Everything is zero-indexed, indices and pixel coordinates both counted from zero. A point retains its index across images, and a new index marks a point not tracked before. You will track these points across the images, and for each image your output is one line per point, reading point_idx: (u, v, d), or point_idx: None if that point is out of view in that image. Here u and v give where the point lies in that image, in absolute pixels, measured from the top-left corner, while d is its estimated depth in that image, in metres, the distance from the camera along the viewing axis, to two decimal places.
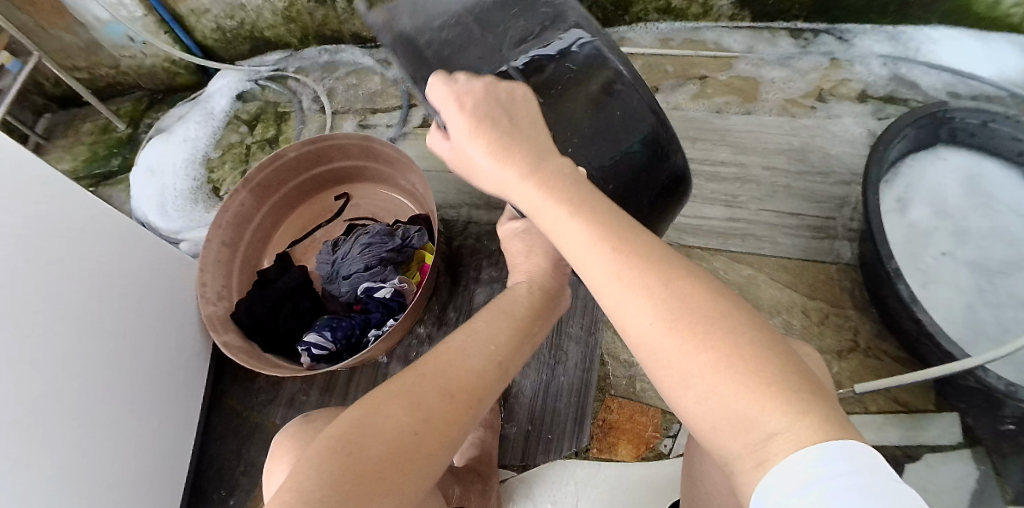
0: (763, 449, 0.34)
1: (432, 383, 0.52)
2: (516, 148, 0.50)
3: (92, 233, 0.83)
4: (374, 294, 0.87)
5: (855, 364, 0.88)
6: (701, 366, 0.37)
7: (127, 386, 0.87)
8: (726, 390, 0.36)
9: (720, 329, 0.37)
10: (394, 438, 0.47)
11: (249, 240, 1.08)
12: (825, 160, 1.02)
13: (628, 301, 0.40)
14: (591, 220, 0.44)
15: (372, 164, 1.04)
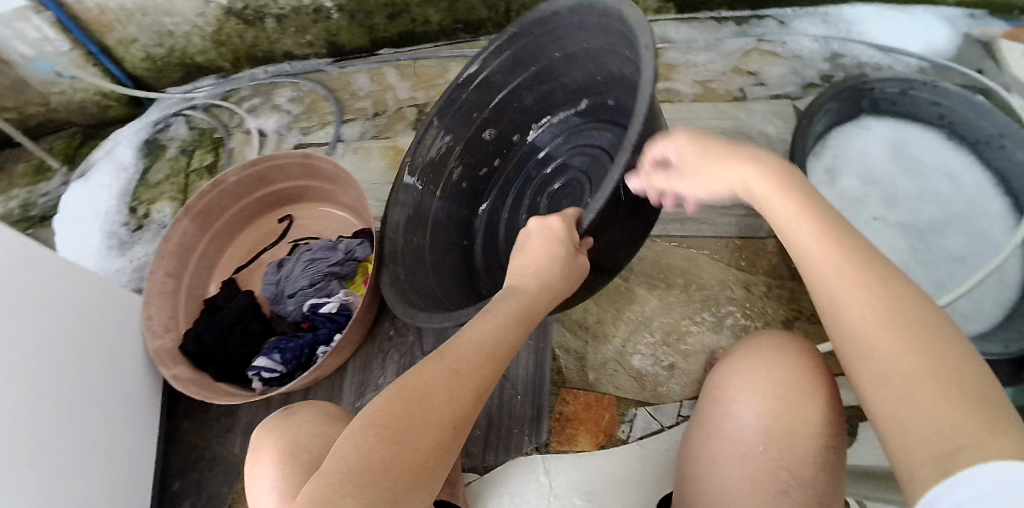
0: (956, 456, 0.33)
1: (459, 381, 0.50)
2: (770, 163, 0.52)
3: (29, 272, 0.81)
4: (320, 310, 0.87)
5: None
6: (917, 375, 0.37)
7: (77, 428, 0.84)
8: (903, 407, 0.37)
9: (932, 336, 0.38)
10: (403, 450, 0.45)
11: (194, 269, 1.05)
12: (755, 140, 1.06)
13: (852, 298, 0.42)
14: (818, 223, 0.46)
15: (313, 183, 1.03)
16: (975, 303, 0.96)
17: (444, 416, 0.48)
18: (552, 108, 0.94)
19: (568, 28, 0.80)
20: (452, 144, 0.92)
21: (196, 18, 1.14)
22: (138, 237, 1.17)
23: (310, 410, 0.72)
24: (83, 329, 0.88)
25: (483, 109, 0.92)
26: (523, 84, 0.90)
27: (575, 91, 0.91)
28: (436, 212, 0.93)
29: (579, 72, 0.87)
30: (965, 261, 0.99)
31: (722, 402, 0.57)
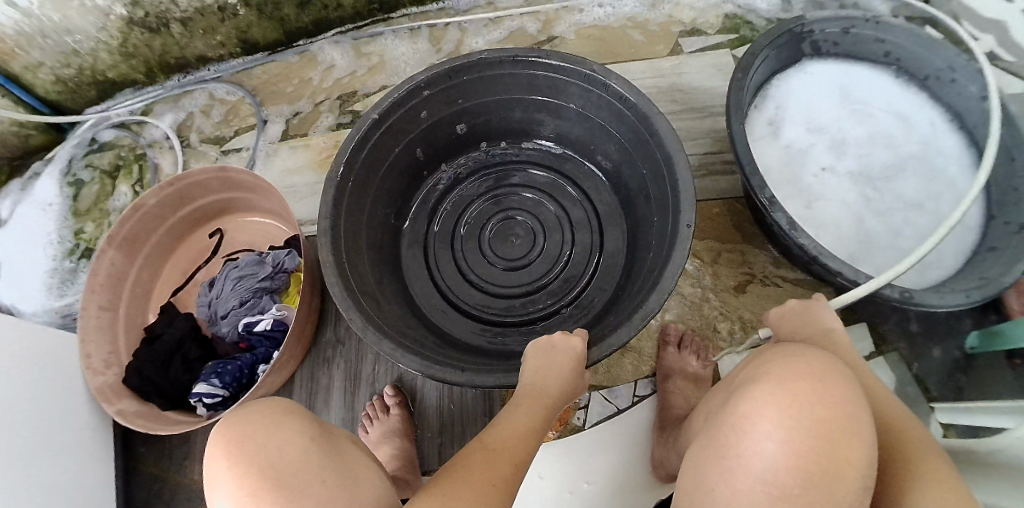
0: None
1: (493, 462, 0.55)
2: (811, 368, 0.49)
3: None
4: (254, 329, 0.83)
5: (755, 294, 0.91)
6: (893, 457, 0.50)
7: (27, 484, 0.79)
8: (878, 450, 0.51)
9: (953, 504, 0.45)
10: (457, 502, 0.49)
11: (129, 298, 1.01)
12: (694, 97, 1.03)
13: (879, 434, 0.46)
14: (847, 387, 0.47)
15: (237, 193, 1.00)
16: (932, 246, 0.95)
17: (507, 469, 0.54)
18: (540, 126, 0.94)
19: (581, 87, 0.81)
20: (409, 141, 0.86)
21: (98, 31, 1.05)
22: (78, 272, 1.11)
23: (270, 403, 0.60)
24: (20, 381, 0.82)
25: (452, 105, 0.87)
26: (505, 98, 0.88)
27: (564, 137, 0.94)
28: (386, 208, 0.89)
29: (574, 103, 0.85)
30: (921, 203, 0.98)
31: (741, 432, 0.47)
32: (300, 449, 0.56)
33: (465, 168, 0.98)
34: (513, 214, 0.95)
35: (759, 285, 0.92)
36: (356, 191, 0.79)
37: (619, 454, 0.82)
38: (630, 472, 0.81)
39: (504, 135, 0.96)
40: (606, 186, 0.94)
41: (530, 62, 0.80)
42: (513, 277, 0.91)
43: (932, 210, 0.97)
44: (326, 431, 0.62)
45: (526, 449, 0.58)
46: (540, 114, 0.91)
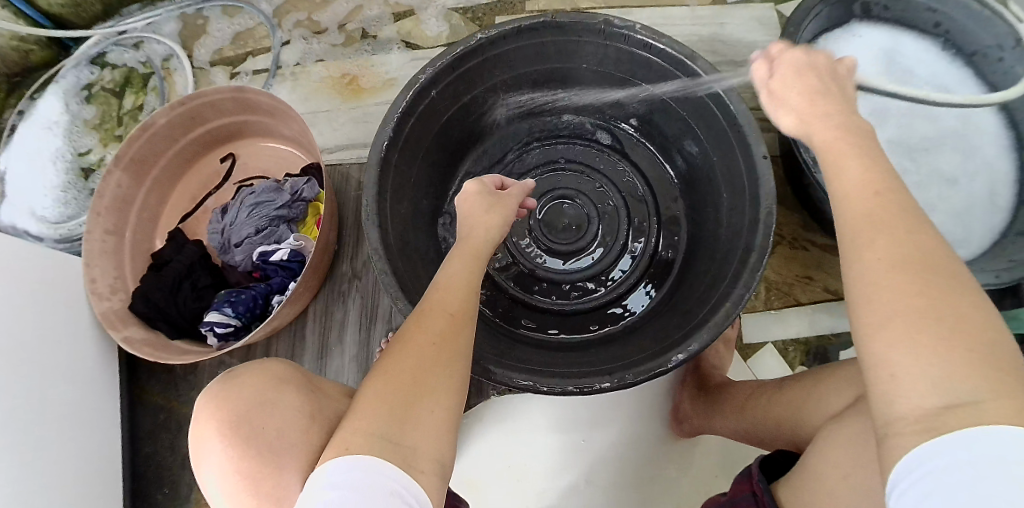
0: (940, 420, 0.35)
1: (426, 341, 0.51)
2: (888, 225, 0.41)
3: None
4: (270, 258, 0.81)
5: (782, 257, 0.89)
6: (902, 290, 0.38)
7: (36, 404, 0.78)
8: (886, 293, 0.38)
9: (959, 314, 0.37)
10: (399, 383, 0.48)
11: (136, 222, 0.97)
12: (735, 49, 0.98)
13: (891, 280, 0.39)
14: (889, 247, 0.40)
15: (252, 116, 0.95)
16: (964, 225, 0.89)
17: (442, 323, 0.53)
18: (555, 99, 0.87)
19: (595, 44, 0.75)
20: (440, 131, 0.79)
21: None
22: (83, 194, 1.08)
23: (259, 367, 0.59)
24: (26, 302, 0.79)
25: (461, 97, 0.78)
26: (520, 74, 0.80)
27: (580, 104, 0.88)
28: (429, 194, 0.82)
29: (584, 63, 0.79)
30: (956, 181, 0.92)
31: None
32: (302, 426, 0.54)
33: (492, 153, 0.91)
34: (572, 197, 0.89)
35: (787, 248, 0.89)
36: (394, 193, 0.72)
37: (632, 410, 0.83)
38: (641, 428, 0.82)
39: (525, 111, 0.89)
40: (664, 166, 0.89)
41: (538, 32, 0.73)
42: (574, 262, 0.88)
43: (965, 187, 0.92)
44: (318, 388, 0.61)
45: (456, 304, 0.55)
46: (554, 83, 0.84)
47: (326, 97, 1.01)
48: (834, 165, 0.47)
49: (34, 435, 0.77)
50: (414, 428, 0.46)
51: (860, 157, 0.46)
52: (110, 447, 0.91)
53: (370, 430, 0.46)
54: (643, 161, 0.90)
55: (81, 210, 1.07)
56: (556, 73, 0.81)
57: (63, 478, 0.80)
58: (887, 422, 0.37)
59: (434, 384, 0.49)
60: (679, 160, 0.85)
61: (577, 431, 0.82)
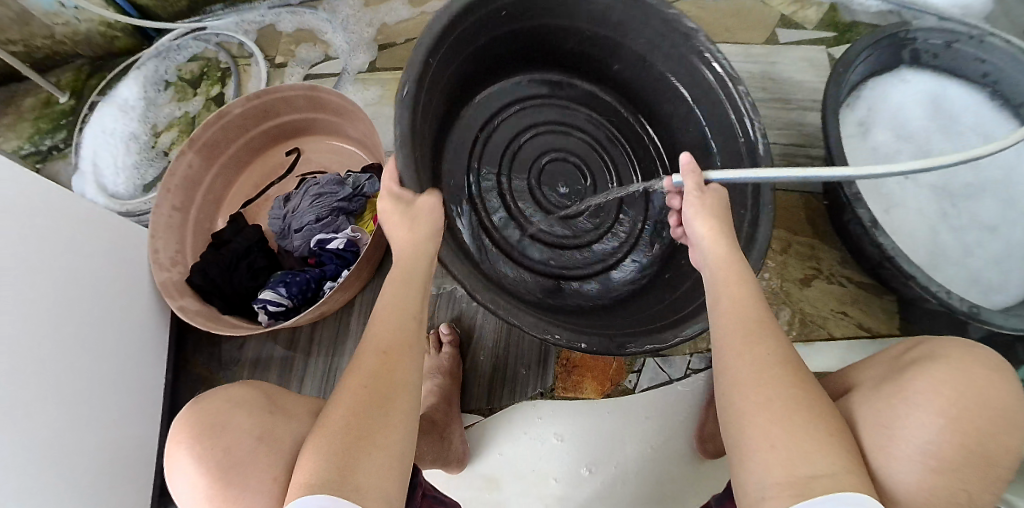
0: (805, 484, 0.43)
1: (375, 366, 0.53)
2: (765, 341, 0.53)
3: (50, 207, 0.80)
4: (327, 246, 0.87)
5: (818, 289, 0.90)
6: (757, 389, 0.49)
7: (99, 359, 0.84)
8: (747, 401, 0.49)
9: (796, 408, 0.47)
10: (366, 396, 0.51)
11: (201, 202, 1.04)
12: (784, 88, 1.01)
13: (749, 379, 0.50)
14: (755, 359, 0.51)
15: (322, 114, 1.03)
16: (999, 272, 0.89)
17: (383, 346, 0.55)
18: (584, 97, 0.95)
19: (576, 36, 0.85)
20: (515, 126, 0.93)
21: None
22: (150, 171, 1.15)
23: (228, 391, 0.58)
24: (97, 265, 0.86)
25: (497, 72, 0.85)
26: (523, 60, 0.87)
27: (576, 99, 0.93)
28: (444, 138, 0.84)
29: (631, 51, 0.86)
30: (997, 228, 0.92)
31: (891, 412, 0.50)
32: (252, 448, 0.54)
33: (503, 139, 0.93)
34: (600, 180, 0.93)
35: (824, 281, 0.91)
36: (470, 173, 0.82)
37: (661, 423, 0.84)
38: (668, 442, 0.83)
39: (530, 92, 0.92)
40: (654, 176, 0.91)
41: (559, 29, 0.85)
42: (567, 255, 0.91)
43: (1005, 234, 0.91)
44: (279, 411, 0.59)
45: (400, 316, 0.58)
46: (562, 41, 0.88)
47: (392, 101, 1.07)
48: (718, 295, 0.59)
49: (82, 387, 0.81)
50: (364, 465, 0.47)
51: (745, 284, 0.58)
52: (153, 413, 0.94)
53: (319, 462, 0.47)
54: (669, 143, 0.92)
55: (146, 187, 1.13)
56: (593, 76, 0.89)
57: (104, 434, 0.83)
58: (762, 494, 0.45)
59: (398, 409, 0.52)
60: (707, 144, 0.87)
61: (598, 435, 0.84)
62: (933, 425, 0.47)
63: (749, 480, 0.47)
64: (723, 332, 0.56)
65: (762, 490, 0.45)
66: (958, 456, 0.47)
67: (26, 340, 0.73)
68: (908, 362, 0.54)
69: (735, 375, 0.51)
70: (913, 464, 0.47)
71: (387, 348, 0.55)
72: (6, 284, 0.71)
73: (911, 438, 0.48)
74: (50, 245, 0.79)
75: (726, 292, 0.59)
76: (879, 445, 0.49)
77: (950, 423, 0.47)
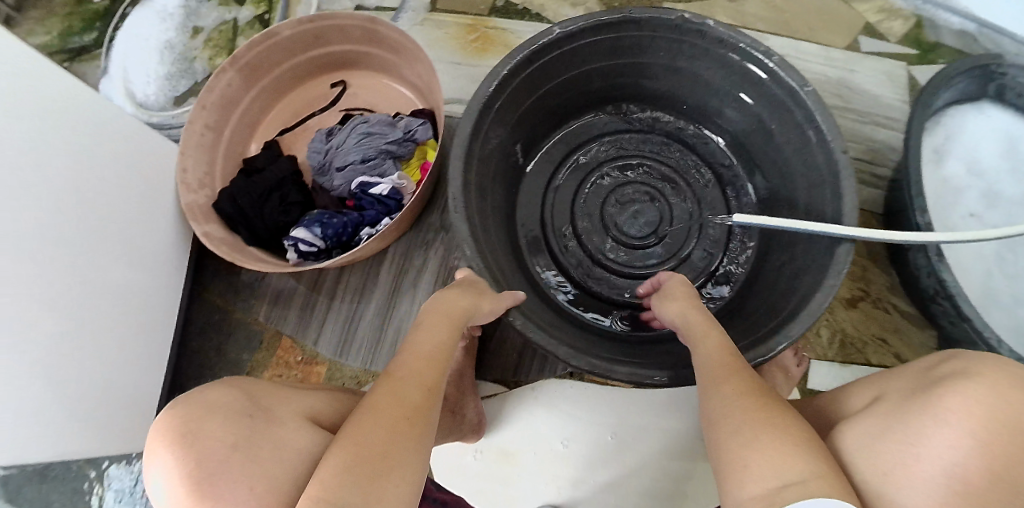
0: (776, 494, 0.43)
1: (398, 413, 0.51)
2: (733, 376, 0.55)
3: (78, 116, 0.75)
4: (369, 191, 0.85)
5: (862, 313, 0.86)
6: (737, 412, 0.51)
7: (110, 282, 0.81)
8: (727, 428, 0.50)
9: (772, 427, 0.48)
10: (382, 442, 0.48)
11: (237, 124, 0.99)
12: (858, 99, 0.97)
13: (726, 406, 0.52)
14: (735, 387, 0.54)
15: (374, 49, 0.97)
16: None
17: (415, 395, 0.54)
18: (646, 81, 0.91)
19: (669, 40, 0.82)
20: (503, 105, 0.80)
21: None
22: (183, 84, 1.09)
23: (203, 397, 0.54)
24: (121, 181, 0.82)
25: (540, 86, 0.85)
26: (619, 61, 0.87)
27: (705, 81, 0.86)
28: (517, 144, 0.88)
29: (662, 60, 0.86)
30: None
31: (918, 425, 0.45)
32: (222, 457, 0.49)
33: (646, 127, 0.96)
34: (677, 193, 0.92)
35: (869, 305, 0.87)
36: (478, 187, 0.77)
37: (683, 423, 0.82)
38: (689, 441, 0.81)
39: (633, 100, 0.94)
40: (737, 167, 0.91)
41: (614, 25, 0.80)
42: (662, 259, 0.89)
43: None
44: (260, 414, 0.54)
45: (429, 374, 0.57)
46: (549, 32, 0.78)
47: (451, 48, 1.02)
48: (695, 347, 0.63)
49: (86, 301, 0.77)
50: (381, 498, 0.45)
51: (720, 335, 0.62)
52: (164, 338, 0.92)
53: (330, 487, 0.44)
54: (792, 163, 0.81)
55: (177, 100, 1.08)
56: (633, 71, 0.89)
57: (105, 355, 0.80)
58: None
59: (403, 457, 0.48)
60: (830, 173, 0.73)
61: (615, 422, 0.83)
62: (962, 445, 0.43)
63: (735, 490, 0.46)
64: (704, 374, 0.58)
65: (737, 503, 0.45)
66: (985, 482, 0.42)
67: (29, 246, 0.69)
68: (937, 376, 0.49)
69: (716, 407, 0.53)
70: (930, 478, 0.43)
71: (411, 405, 0.52)
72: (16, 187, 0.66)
73: (934, 458, 0.43)
74: (75, 157, 0.74)
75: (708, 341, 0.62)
76: (904, 462, 0.44)
77: (982, 448, 0.43)
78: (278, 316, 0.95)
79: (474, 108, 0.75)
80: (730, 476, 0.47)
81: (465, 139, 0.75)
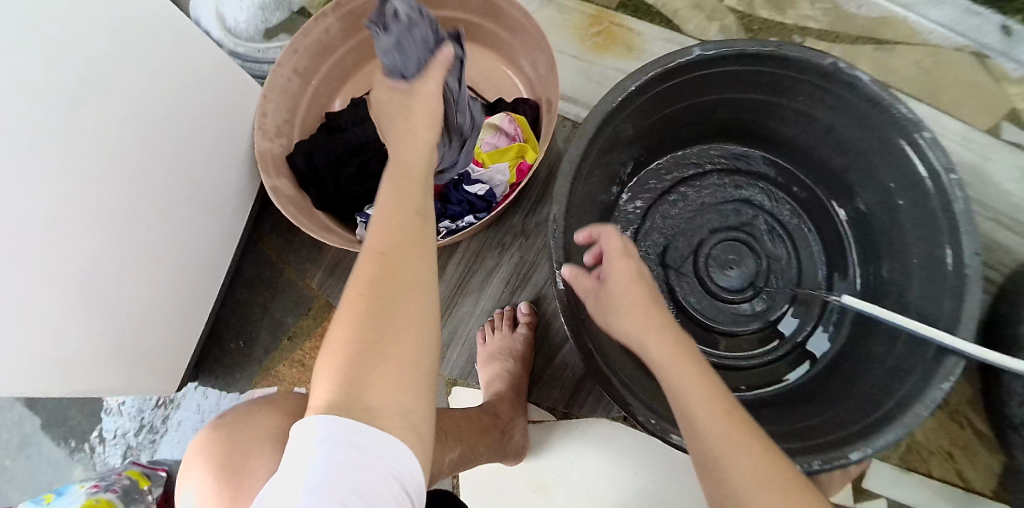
0: None
1: (367, 292, 0.40)
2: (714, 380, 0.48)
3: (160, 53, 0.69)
4: (463, 187, 0.80)
5: (936, 421, 0.83)
6: (736, 449, 0.43)
7: (168, 229, 0.76)
8: (733, 465, 0.43)
9: (757, 468, 0.42)
10: (359, 331, 0.39)
11: (326, 75, 0.93)
12: (988, 190, 0.89)
13: (708, 425, 0.45)
14: (722, 399, 0.46)
15: (490, 25, 0.90)
16: None
17: (375, 266, 0.41)
18: (773, 125, 0.84)
19: (813, 86, 0.74)
20: (620, 125, 0.73)
21: None
22: (275, 15, 0.99)
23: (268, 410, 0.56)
24: (195, 124, 0.76)
25: (657, 112, 0.78)
26: (751, 96, 0.79)
27: (835, 135, 0.79)
28: (622, 167, 0.82)
29: (796, 105, 0.78)
30: None
31: None
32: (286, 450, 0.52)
33: (758, 172, 0.90)
34: (773, 248, 0.87)
35: (944, 415, 0.83)
36: (575, 211, 0.71)
37: None
38: None
39: (755, 140, 0.88)
40: (847, 231, 0.84)
41: (758, 58, 0.72)
42: (744, 316, 0.85)
43: None
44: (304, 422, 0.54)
45: (407, 233, 0.43)
46: (686, 54, 0.70)
47: (568, 38, 0.95)
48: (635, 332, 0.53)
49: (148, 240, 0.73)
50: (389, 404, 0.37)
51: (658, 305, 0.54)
52: (213, 284, 0.89)
53: (325, 399, 0.38)
54: (912, 248, 0.74)
55: (268, 30, 0.99)
56: (758, 112, 0.82)
57: (153, 300, 0.77)
58: None
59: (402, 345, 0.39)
60: (957, 269, 0.66)
61: (647, 470, 0.79)
62: None
63: None
64: (662, 364, 0.49)
65: None
66: None
67: (103, 178, 0.65)
68: None
69: (695, 432, 0.45)
70: None
71: (383, 250, 0.42)
72: (82, 123, 0.61)
73: None
74: (150, 94, 0.69)
75: (642, 332, 0.52)
76: None
77: None
78: (332, 286, 0.91)
79: (591, 127, 0.68)
80: None
81: (577, 153, 0.69)
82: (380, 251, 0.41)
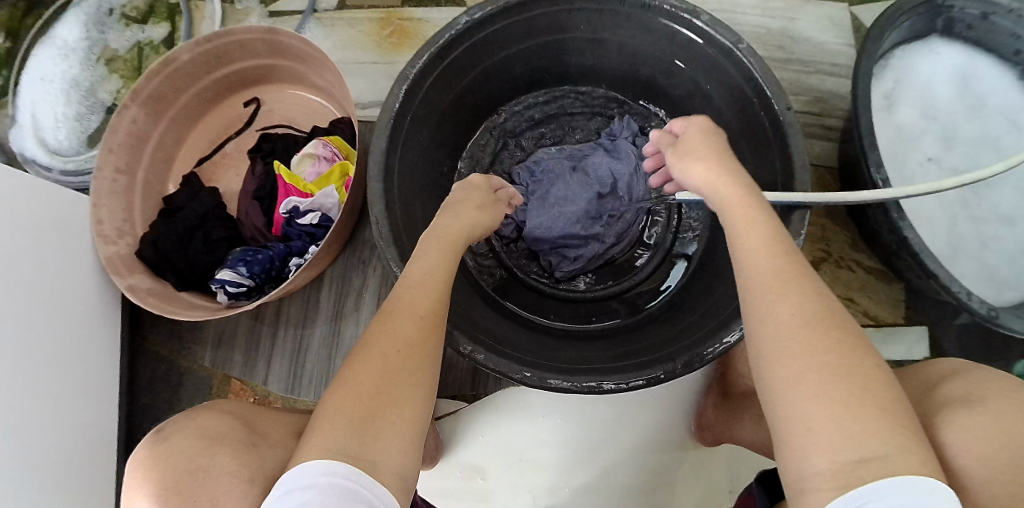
0: (854, 472, 0.36)
1: (390, 340, 0.46)
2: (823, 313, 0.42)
3: None
4: (297, 221, 0.82)
5: (828, 275, 0.84)
6: (812, 349, 0.41)
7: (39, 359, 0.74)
8: (804, 361, 0.40)
9: (859, 352, 0.41)
10: (380, 369, 0.44)
11: (150, 162, 0.93)
12: (801, 50, 0.91)
13: (785, 328, 0.42)
14: (803, 310, 0.42)
15: (281, 61, 0.91)
16: (1016, 269, 0.83)
17: (410, 328, 0.47)
18: (571, 58, 0.84)
19: (585, 12, 0.75)
20: (418, 110, 0.73)
21: None
22: (92, 122, 1.01)
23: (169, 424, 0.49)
24: (35, 250, 0.75)
25: (455, 86, 0.78)
26: (538, 41, 0.80)
27: (630, 49, 0.80)
28: (441, 149, 0.82)
29: (578, 36, 0.80)
30: (1016, 220, 0.85)
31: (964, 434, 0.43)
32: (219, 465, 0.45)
33: (584, 104, 0.89)
34: None
35: (833, 265, 0.84)
36: (403, 200, 0.71)
37: (652, 414, 0.80)
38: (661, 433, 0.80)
39: (560, 80, 0.88)
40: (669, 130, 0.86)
41: (522, 6, 0.73)
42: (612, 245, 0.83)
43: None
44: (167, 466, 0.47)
45: (432, 289, 0.50)
46: (455, 24, 0.71)
47: (365, 47, 0.95)
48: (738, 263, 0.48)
49: (23, 375, 0.71)
50: (379, 436, 0.41)
51: (765, 222, 0.49)
52: (110, 398, 0.87)
53: (327, 444, 0.40)
54: (733, 126, 0.76)
55: (89, 138, 1.00)
56: (551, 55, 0.83)
57: (54, 433, 0.75)
58: (787, 441, 0.40)
59: (409, 379, 0.44)
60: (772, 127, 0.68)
61: (570, 419, 0.80)
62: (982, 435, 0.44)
63: (788, 418, 0.40)
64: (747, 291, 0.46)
65: (808, 450, 0.38)
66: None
67: None
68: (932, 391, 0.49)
69: (781, 338, 0.42)
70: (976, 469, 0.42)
71: (419, 309, 0.48)
72: None
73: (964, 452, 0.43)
74: None
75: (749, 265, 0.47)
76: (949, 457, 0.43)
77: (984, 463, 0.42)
78: (223, 357, 0.90)
79: (384, 122, 0.68)
80: (779, 408, 0.41)
81: (381, 151, 0.68)
82: (421, 306, 0.49)
